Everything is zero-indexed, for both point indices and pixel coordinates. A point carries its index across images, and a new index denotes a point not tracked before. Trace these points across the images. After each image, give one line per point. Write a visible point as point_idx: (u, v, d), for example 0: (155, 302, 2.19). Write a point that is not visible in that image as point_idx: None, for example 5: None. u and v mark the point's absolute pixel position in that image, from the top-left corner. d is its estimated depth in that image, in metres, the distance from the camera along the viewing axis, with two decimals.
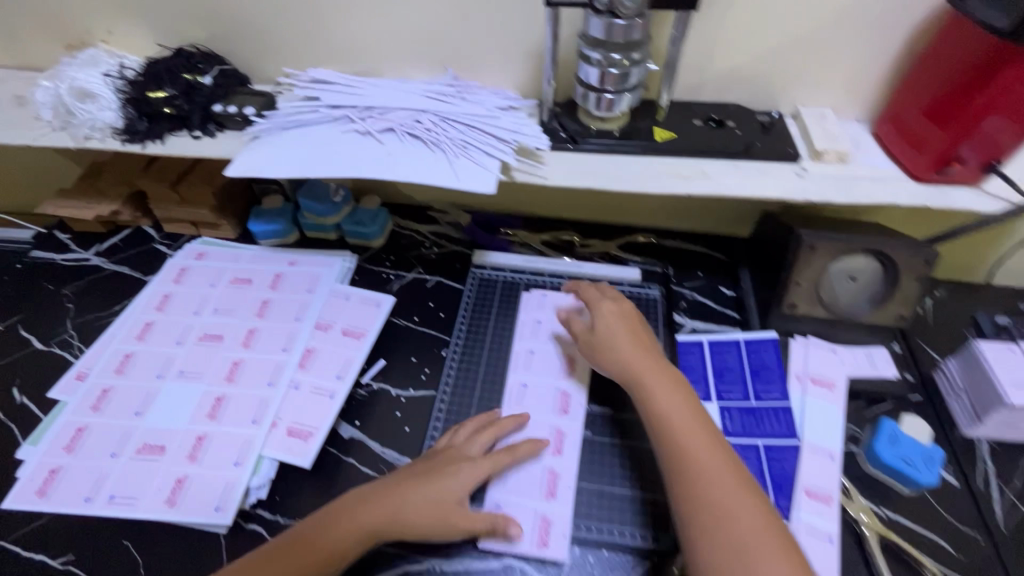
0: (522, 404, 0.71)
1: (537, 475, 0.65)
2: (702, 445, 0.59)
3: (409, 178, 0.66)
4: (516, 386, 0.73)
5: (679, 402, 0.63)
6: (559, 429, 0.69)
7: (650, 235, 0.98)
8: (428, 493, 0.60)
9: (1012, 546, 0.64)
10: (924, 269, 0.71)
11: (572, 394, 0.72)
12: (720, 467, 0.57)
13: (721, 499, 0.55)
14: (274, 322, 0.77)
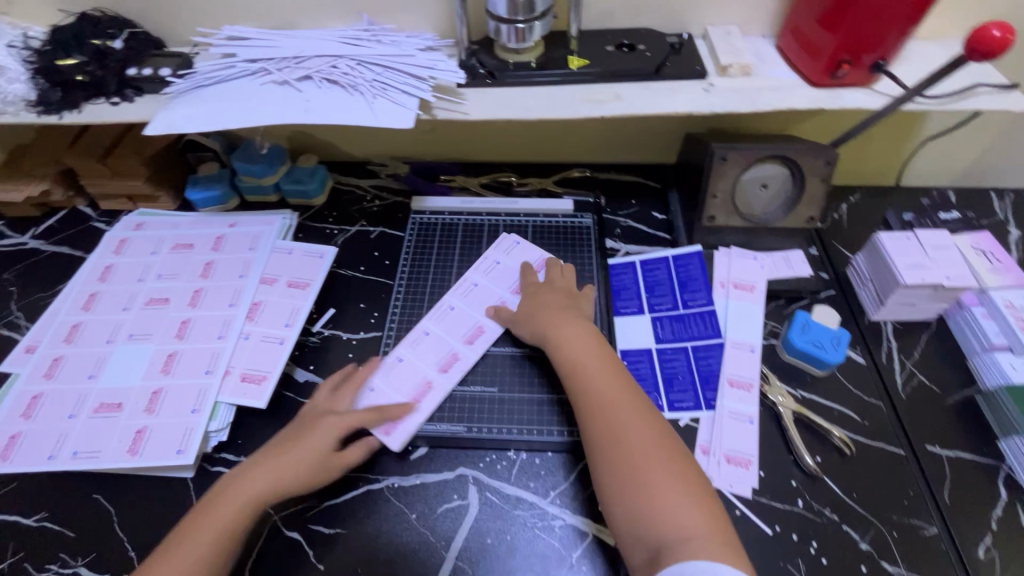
0: (438, 321, 0.77)
1: (415, 383, 0.71)
2: (611, 403, 0.61)
3: (329, 121, 0.67)
4: (443, 305, 0.79)
5: (599, 372, 0.64)
6: (456, 353, 0.74)
7: (585, 169, 1.01)
8: (291, 464, 0.61)
9: (907, 408, 0.72)
10: (827, 169, 0.76)
11: (485, 328, 0.76)
12: (625, 423, 0.59)
13: (626, 453, 0.57)
14: (219, 281, 0.79)
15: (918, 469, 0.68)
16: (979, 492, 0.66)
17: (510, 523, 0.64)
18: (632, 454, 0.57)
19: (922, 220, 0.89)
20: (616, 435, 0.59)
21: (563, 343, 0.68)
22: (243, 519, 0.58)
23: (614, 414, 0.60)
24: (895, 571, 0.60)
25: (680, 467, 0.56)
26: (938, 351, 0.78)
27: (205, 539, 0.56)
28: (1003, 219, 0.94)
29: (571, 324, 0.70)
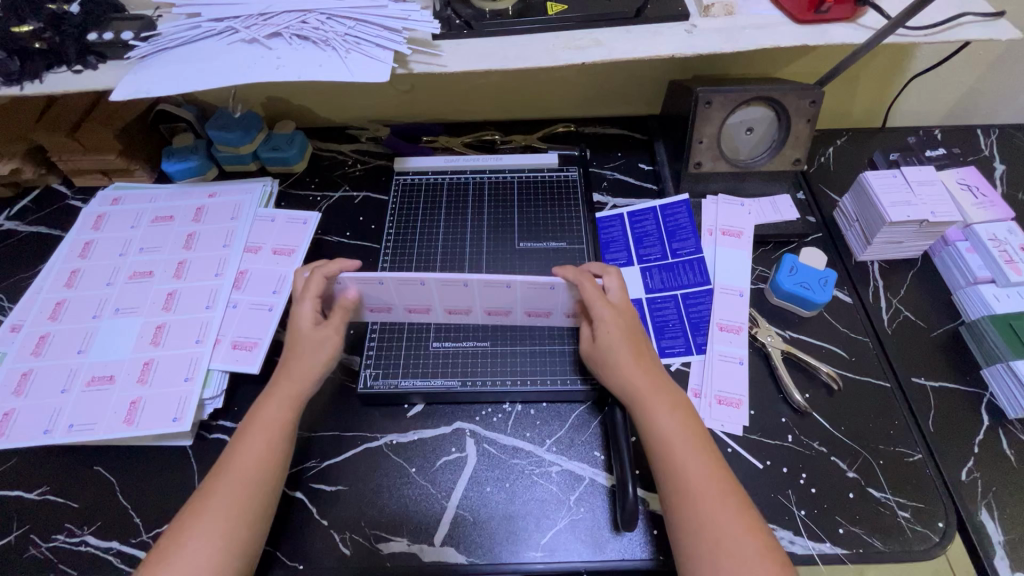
0: (490, 288, 0.65)
1: (381, 301, 0.68)
2: (708, 498, 0.52)
3: (301, 78, 0.65)
4: (499, 283, 0.64)
5: (686, 442, 0.56)
6: (430, 308, 0.69)
7: (570, 124, 0.99)
8: (308, 361, 0.63)
9: (893, 344, 0.74)
10: (812, 109, 0.75)
11: (471, 313, 0.69)
12: (722, 521, 0.51)
13: (722, 567, 0.49)
14: (203, 252, 0.78)
15: (904, 400, 0.69)
16: (962, 419, 0.68)
17: (507, 471, 0.65)
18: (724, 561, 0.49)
19: (908, 158, 0.89)
20: (708, 533, 0.51)
21: (655, 413, 0.58)
22: (291, 414, 0.60)
23: (711, 515, 0.52)
24: (881, 496, 0.63)
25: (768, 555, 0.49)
26: (923, 287, 0.79)
27: (262, 443, 0.57)
28: (988, 155, 0.94)
29: (661, 390, 0.60)
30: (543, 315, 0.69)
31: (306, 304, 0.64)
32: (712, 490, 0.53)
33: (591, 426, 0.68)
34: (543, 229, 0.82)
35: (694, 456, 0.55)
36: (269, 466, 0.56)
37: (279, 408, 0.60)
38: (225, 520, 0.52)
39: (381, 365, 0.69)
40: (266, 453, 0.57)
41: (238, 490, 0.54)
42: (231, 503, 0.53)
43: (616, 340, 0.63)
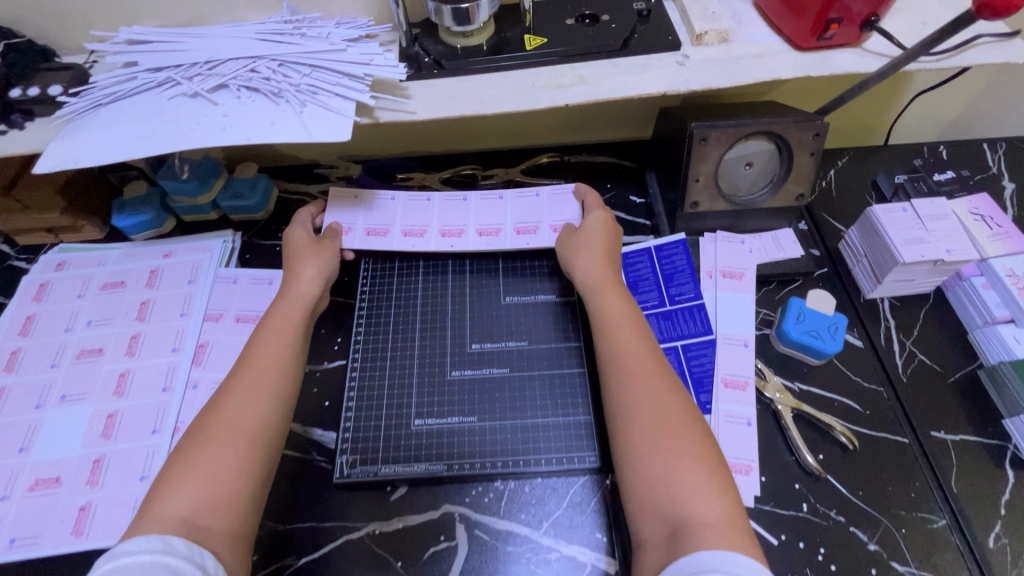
0: (485, 201, 0.78)
1: (382, 223, 0.76)
2: (640, 383, 0.57)
3: (251, 139, 0.58)
4: (493, 197, 0.78)
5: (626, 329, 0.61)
6: (427, 229, 0.76)
7: (555, 153, 0.92)
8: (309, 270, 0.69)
9: (910, 392, 0.69)
10: (817, 142, 0.69)
11: (464, 235, 0.75)
12: (649, 407, 0.55)
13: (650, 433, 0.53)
14: (158, 323, 0.71)
15: (924, 457, 0.65)
16: (986, 474, 0.63)
17: (502, 562, 0.60)
18: (654, 439, 0.53)
19: (916, 182, 0.83)
20: (640, 417, 0.54)
21: (608, 303, 0.64)
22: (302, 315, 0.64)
23: (645, 401, 0.55)
24: (906, 570, 0.58)
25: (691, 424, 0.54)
26: (936, 326, 0.74)
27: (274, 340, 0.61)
28: (996, 172, 0.89)
29: (614, 288, 0.65)
30: (530, 232, 0.75)
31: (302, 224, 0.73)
32: (650, 383, 0.57)
33: (592, 503, 0.62)
34: (530, 280, 0.74)
35: (632, 348, 0.60)
36: (278, 364, 0.59)
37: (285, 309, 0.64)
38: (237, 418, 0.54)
39: (358, 451, 0.63)
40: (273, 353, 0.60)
41: (248, 385, 0.57)
42: (243, 397, 0.56)
43: (585, 246, 0.70)
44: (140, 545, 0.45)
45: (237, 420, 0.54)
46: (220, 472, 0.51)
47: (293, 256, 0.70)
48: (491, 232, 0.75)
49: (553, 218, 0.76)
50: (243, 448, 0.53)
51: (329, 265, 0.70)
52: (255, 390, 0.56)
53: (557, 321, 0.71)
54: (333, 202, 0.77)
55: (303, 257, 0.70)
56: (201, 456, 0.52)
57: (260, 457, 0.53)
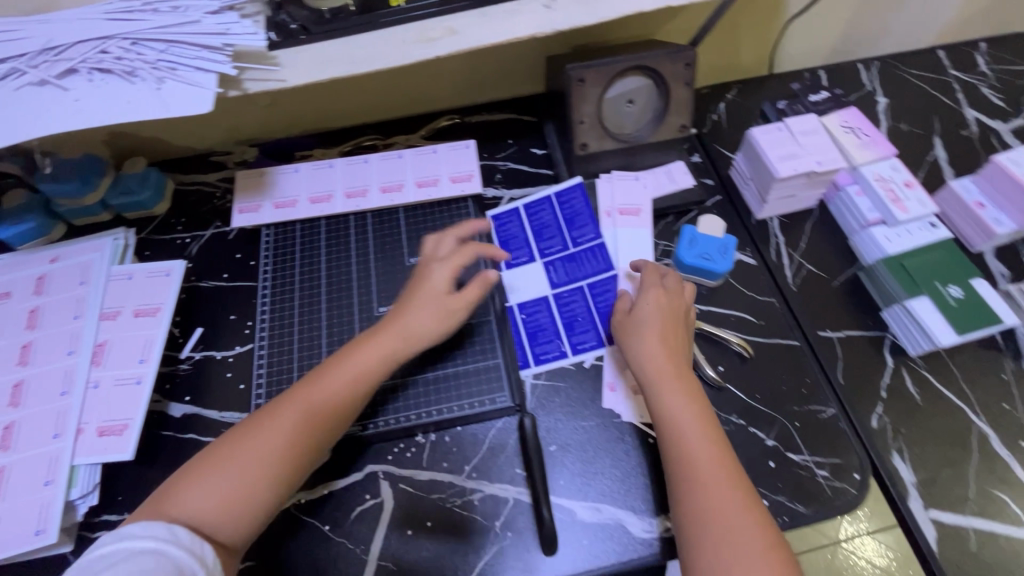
0: (385, 159, 0.80)
1: (288, 195, 0.78)
2: (714, 500, 0.52)
3: (108, 122, 0.57)
4: (392, 156, 0.80)
5: (700, 432, 0.56)
6: (332, 194, 0.77)
7: (454, 115, 0.93)
8: (422, 313, 0.63)
9: (799, 300, 0.74)
10: (688, 72, 0.73)
11: (368, 194, 0.77)
12: (720, 513, 0.51)
13: (723, 555, 0.49)
14: (51, 328, 0.68)
15: (814, 357, 0.69)
16: (869, 363, 0.69)
17: (427, 507, 0.62)
18: (728, 554, 0.49)
19: (795, 105, 0.87)
20: (707, 521, 0.51)
21: (674, 403, 0.58)
22: (384, 367, 0.60)
23: (721, 513, 0.51)
24: (800, 459, 0.63)
25: (772, 552, 0.49)
26: (822, 236, 0.79)
27: (343, 385, 0.58)
28: (870, 90, 0.94)
29: (681, 380, 0.59)
30: (431, 184, 0.78)
31: (449, 266, 0.65)
32: (723, 491, 0.52)
33: (509, 442, 0.65)
34: None
35: (710, 454, 0.54)
36: (335, 410, 0.57)
37: (377, 351, 0.60)
38: (270, 451, 0.54)
39: None
40: (337, 400, 0.58)
41: (299, 420, 0.56)
42: (286, 428, 0.55)
43: (643, 326, 0.63)
44: (143, 531, 0.47)
45: (268, 454, 0.54)
46: (238, 489, 0.52)
47: (418, 295, 0.63)
48: (394, 188, 0.78)
49: (451, 168, 0.79)
50: (269, 477, 0.53)
51: (439, 328, 0.63)
52: (303, 422, 0.56)
53: (460, 276, 0.73)
54: (240, 183, 0.79)
55: (417, 301, 0.63)
56: (229, 472, 0.53)
57: (277, 485, 0.54)
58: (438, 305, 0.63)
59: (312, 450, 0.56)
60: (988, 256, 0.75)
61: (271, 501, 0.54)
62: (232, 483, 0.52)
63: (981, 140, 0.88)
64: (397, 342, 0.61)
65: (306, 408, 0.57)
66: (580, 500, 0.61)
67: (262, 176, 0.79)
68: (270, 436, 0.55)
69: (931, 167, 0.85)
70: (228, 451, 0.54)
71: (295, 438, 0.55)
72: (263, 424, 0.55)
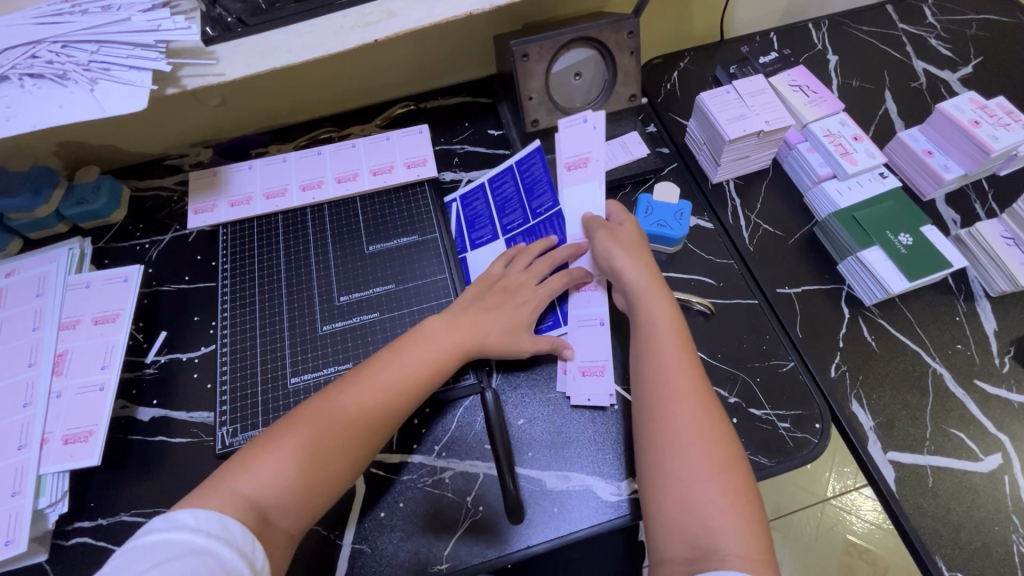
0: (341, 150, 0.80)
1: (243, 192, 0.77)
2: (691, 408, 0.53)
3: (39, 125, 0.56)
4: (346, 147, 0.80)
5: (681, 347, 0.58)
6: (288, 188, 0.77)
7: (409, 102, 0.92)
8: (495, 326, 0.63)
9: (757, 259, 0.75)
10: (632, 41, 0.73)
11: (324, 185, 0.77)
12: (694, 422, 0.53)
13: (694, 452, 0.51)
14: (10, 343, 0.68)
15: (772, 313, 0.71)
16: (826, 315, 0.70)
17: (399, 489, 0.62)
18: (696, 450, 0.51)
19: (744, 69, 0.88)
20: (680, 430, 0.52)
21: (659, 316, 0.60)
22: (445, 366, 0.60)
23: (696, 417, 0.53)
24: (762, 413, 0.64)
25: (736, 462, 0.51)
26: (777, 196, 0.80)
27: (408, 377, 0.57)
28: (821, 49, 0.95)
29: (667, 305, 0.61)
30: (387, 171, 0.78)
31: (546, 290, 0.66)
32: (699, 400, 0.54)
33: (476, 420, 0.65)
34: (391, 226, 0.75)
35: (683, 366, 0.56)
36: (396, 397, 0.56)
37: (439, 341, 0.61)
38: (331, 434, 0.52)
39: (238, 419, 0.64)
40: (404, 386, 0.57)
41: (357, 405, 0.54)
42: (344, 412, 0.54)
43: (624, 246, 0.66)
44: (201, 520, 0.44)
45: (330, 438, 0.52)
46: (306, 472, 0.50)
47: (495, 305, 0.64)
48: (349, 178, 0.77)
49: (405, 154, 0.79)
50: (325, 472, 0.51)
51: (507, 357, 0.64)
52: (369, 403, 0.55)
53: (420, 261, 0.73)
54: (193, 183, 0.78)
55: (503, 315, 0.64)
56: (289, 452, 0.51)
57: (333, 480, 0.52)
58: (509, 332, 0.64)
59: (378, 438, 0.55)
60: (938, 204, 0.77)
61: (329, 492, 0.52)
62: (292, 462, 0.50)
63: (930, 91, 0.89)
64: (465, 339, 0.61)
65: (374, 385, 0.56)
66: (550, 471, 0.62)
67: (216, 176, 0.79)
68: (332, 421, 0.53)
69: (882, 121, 0.86)
70: (294, 435, 0.52)
71: (354, 433, 0.53)
72: (327, 408, 0.54)
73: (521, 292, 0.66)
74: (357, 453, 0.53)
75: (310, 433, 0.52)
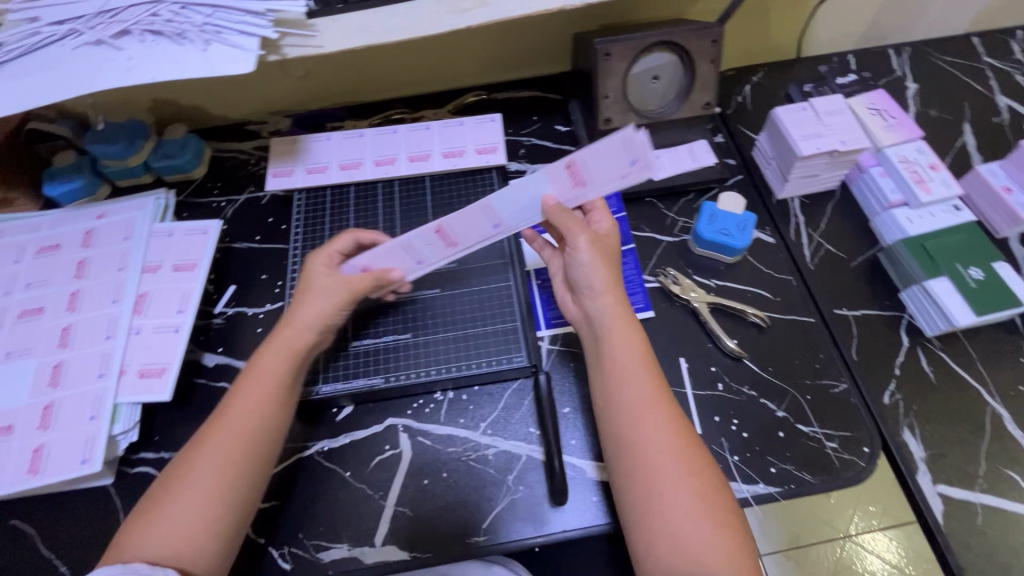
0: (416, 131, 0.82)
1: (321, 161, 0.81)
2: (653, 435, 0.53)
3: (158, 78, 0.60)
4: (420, 128, 0.82)
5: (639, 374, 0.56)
6: (362, 162, 0.80)
7: (481, 91, 0.95)
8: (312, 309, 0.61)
9: (816, 279, 0.74)
10: (714, 49, 0.74)
11: (396, 162, 0.80)
12: (668, 453, 0.52)
13: (669, 483, 0.51)
14: (97, 279, 0.72)
15: (828, 333, 0.70)
16: (884, 342, 0.69)
17: (443, 460, 0.64)
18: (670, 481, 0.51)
19: (821, 88, 0.88)
20: (653, 463, 0.52)
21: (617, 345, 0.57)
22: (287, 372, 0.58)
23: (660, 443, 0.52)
24: (810, 430, 0.64)
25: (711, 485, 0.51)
26: (842, 218, 0.79)
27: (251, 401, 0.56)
28: (900, 75, 0.93)
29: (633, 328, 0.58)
30: (457, 155, 0.80)
31: (320, 260, 0.64)
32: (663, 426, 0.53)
33: (524, 403, 0.67)
34: (457, 208, 0.78)
35: (647, 390, 0.55)
36: (264, 416, 0.55)
37: (274, 358, 0.58)
38: (224, 479, 0.52)
39: (300, 374, 0.67)
40: (257, 408, 0.55)
41: (230, 448, 0.53)
42: (225, 457, 0.53)
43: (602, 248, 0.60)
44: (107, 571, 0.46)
45: (228, 480, 0.52)
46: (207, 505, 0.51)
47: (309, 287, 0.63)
48: (421, 157, 0.80)
49: (477, 140, 0.81)
50: (221, 498, 0.52)
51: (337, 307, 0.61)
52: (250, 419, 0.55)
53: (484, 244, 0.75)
54: (274, 148, 0.82)
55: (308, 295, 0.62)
56: (200, 509, 0.51)
57: (230, 503, 0.52)
58: (319, 300, 0.61)
59: (266, 456, 0.55)
60: (1012, 242, 0.75)
61: (235, 515, 0.52)
62: (206, 518, 0.51)
63: (1012, 128, 0.87)
64: (287, 343, 0.59)
65: (246, 409, 0.55)
66: (590, 460, 0.63)
67: (296, 143, 0.82)
68: (216, 449, 0.53)
69: (959, 153, 0.84)
70: (200, 498, 0.51)
71: (241, 453, 0.53)
72: (208, 443, 0.53)
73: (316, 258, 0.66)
74: (255, 478, 0.54)
75: (210, 487, 0.51)
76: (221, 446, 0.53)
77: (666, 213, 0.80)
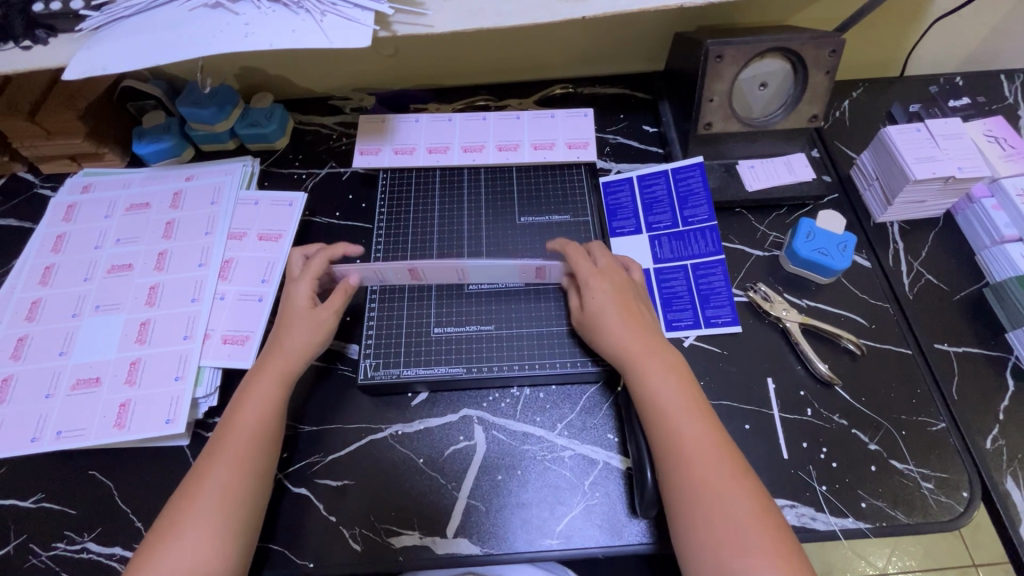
0: (504, 121, 0.81)
1: (408, 142, 0.80)
2: (694, 459, 0.53)
3: (274, 46, 0.59)
4: (510, 118, 0.81)
5: (676, 401, 0.56)
6: (449, 147, 0.79)
7: (567, 84, 0.93)
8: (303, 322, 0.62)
9: (915, 309, 0.71)
10: (832, 59, 0.70)
11: (485, 150, 0.79)
12: (708, 476, 0.52)
13: (707, 509, 0.50)
14: (184, 241, 0.73)
15: (927, 369, 0.67)
16: (988, 384, 0.65)
17: (520, 457, 0.63)
18: (712, 505, 0.50)
19: (930, 110, 0.83)
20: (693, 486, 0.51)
21: (650, 374, 0.58)
22: (293, 370, 0.61)
23: (701, 467, 0.52)
24: (905, 468, 0.61)
25: (760, 508, 0.50)
26: (945, 248, 0.75)
27: (265, 399, 0.58)
28: (1013, 103, 0.88)
29: (663, 354, 0.60)
30: (547, 148, 0.79)
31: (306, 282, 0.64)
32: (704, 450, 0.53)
33: (603, 407, 0.65)
34: (544, 202, 0.76)
35: (686, 414, 0.55)
36: (259, 444, 0.56)
37: (277, 364, 0.60)
38: (235, 479, 0.53)
39: (381, 354, 0.67)
40: (255, 432, 0.56)
41: (231, 480, 0.53)
42: (228, 478, 0.53)
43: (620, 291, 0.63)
44: None
45: (236, 485, 0.53)
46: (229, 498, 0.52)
47: (290, 317, 0.63)
48: (510, 148, 0.79)
49: (568, 134, 0.79)
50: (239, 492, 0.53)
51: (324, 335, 0.63)
52: (262, 414, 0.57)
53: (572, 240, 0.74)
54: (362, 125, 0.81)
55: (295, 321, 0.62)
56: (212, 517, 0.51)
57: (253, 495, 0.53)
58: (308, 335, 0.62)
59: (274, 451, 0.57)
60: None
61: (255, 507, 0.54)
62: (215, 532, 0.50)
63: None
64: (286, 349, 0.61)
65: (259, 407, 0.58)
66: None
67: (384, 121, 0.82)
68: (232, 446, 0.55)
69: None
70: (211, 505, 0.51)
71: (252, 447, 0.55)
72: (226, 442, 0.55)
73: (290, 283, 0.65)
74: (258, 498, 0.54)
75: (219, 500, 0.52)
76: (230, 447, 0.55)
77: (757, 226, 0.77)
